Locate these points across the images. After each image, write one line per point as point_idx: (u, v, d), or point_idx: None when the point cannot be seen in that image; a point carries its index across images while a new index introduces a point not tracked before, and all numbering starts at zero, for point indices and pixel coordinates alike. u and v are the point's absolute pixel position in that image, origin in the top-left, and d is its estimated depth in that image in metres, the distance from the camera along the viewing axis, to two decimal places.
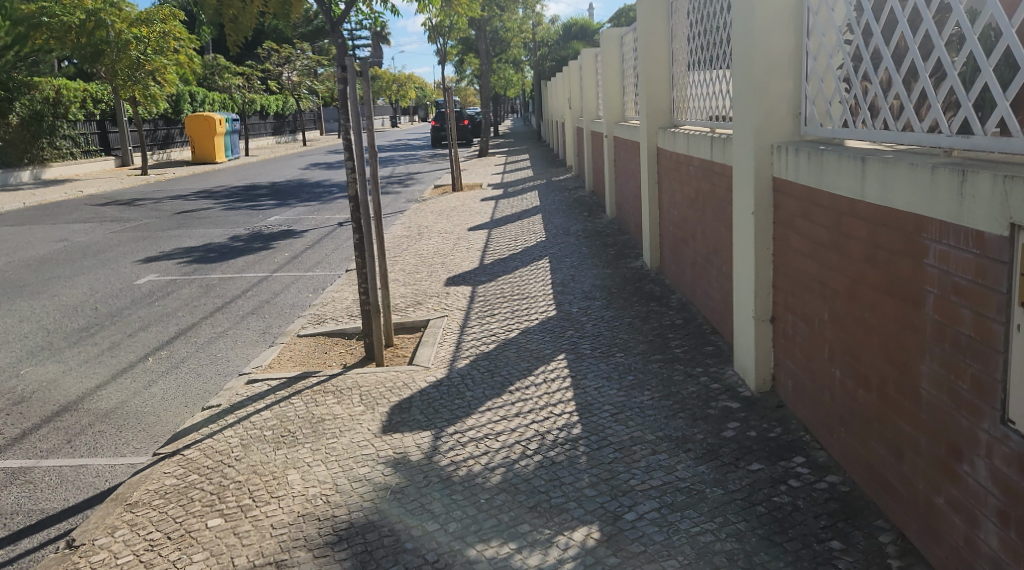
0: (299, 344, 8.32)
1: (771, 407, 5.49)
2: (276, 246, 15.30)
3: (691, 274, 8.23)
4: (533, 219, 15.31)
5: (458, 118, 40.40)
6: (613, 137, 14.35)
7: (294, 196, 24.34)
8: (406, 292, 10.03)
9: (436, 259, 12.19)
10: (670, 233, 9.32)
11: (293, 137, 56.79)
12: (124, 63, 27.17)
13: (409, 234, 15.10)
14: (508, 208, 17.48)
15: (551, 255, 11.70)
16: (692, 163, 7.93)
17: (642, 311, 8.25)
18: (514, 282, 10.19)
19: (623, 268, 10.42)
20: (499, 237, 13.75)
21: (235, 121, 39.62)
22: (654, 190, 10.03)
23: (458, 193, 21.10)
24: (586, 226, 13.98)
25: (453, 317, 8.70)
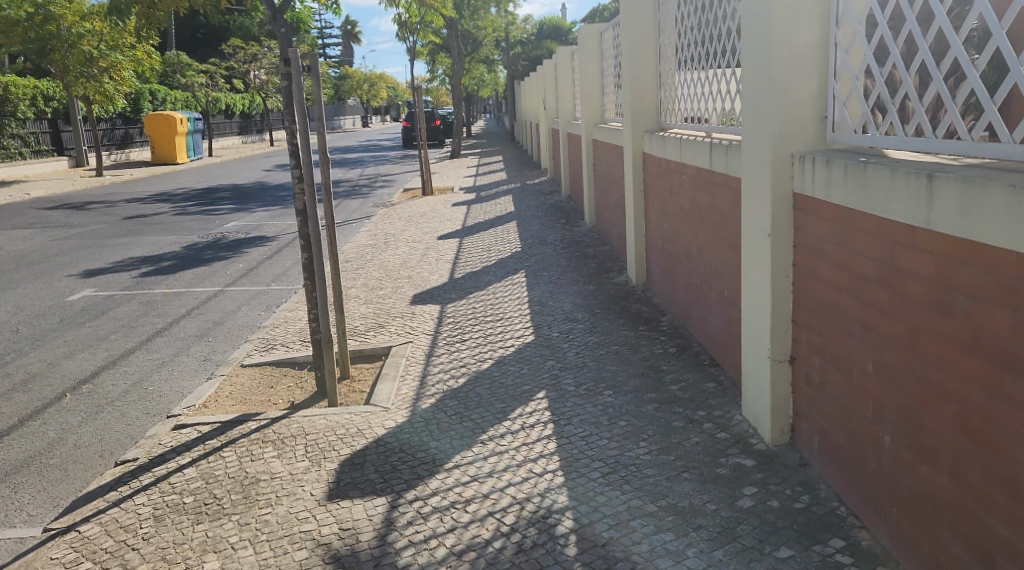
0: (241, 379, 7.39)
1: (794, 466, 4.61)
2: (232, 256, 14.31)
3: (685, 295, 7.33)
4: (508, 226, 14.41)
5: (430, 118, 39.41)
6: (592, 139, 13.46)
7: (256, 200, 23.31)
8: (367, 312, 9.10)
9: (402, 272, 11.27)
10: (659, 247, 8.43)
11: (260, 136, 55.52)
12: (75, 59, 25.95)
13: (375, 244, 14.15)
14: (481, 214, 16.56)
15: (527, 268, 10.80)
16: (686, 171, 7.04)
17: (631, 337, 7.36)
18: (486, 300, 9.28)
19: (607, 283, 9.54)
20: (472, 247, 12.83)
21: (198, 120, 38.41)
22: (640, 199, 9.13)
23: (429, 197, 20.13)
24: (564, 234, 13.08)
25: (418, 343, 7.77)
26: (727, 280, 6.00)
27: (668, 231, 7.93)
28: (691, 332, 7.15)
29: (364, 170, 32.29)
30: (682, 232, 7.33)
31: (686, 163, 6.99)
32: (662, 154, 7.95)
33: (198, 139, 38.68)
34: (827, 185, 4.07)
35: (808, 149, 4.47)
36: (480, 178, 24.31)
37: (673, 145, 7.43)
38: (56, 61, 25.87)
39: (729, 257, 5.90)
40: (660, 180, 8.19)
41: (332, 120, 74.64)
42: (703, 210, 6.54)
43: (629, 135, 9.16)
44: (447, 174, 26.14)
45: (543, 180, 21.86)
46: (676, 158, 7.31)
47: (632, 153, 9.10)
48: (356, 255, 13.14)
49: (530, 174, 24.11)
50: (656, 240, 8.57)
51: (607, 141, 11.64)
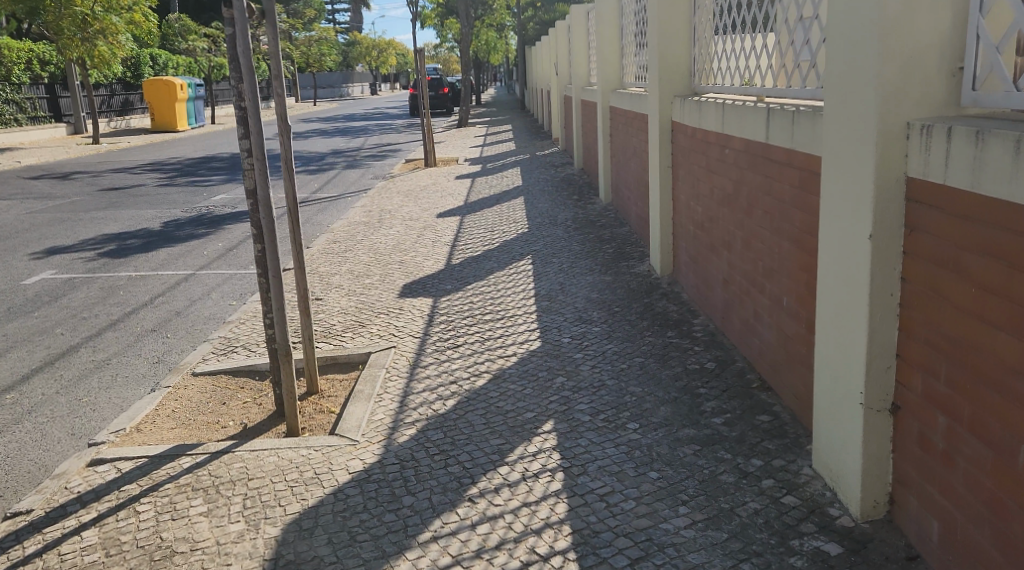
0: (189, 394, 6.05)
1: (896, 555, 3.36)
2: (213, 233, 13.03)
3: (723, 297, 6.05)
4: (515, 203, 13.07)
5: (438, 86, 37.98)
6: (609, 107, 12.10)
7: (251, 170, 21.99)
8: (347, 307, 7.81)
9: (394, 256, 9.97)
10: (688, 233, 7.15)
11: (266, 102, 53.99)
12: (71, 20, 24.57)
13: (369, 221, 12.84)
14: (487, 189, 15.22)
15: (534, 253, 9.48)
16: (730, 145, 5.73)
17: (658, 347, 6.06)
18: (487, 293, 7.97)
19: (625, 274, 8.25)
20: (474, 227, 11.52)
21: (200, 85, 36.99)
22: (667, 177, 7.80)
23: (431, 169, 18.83)
24: (576, 213, 11.77)
25: (401, 350, 6.47)
26: (783, 283, 4.72)
27: (702, 214, 6.64)
28: (732, 343, 5.86)
29: (368, 139, 30.95)
30: (721, 218, 6.04)
31: (731, 134, 5.67)
32: (696, 124, 6.64)
33: (199, 105, 37.27)
34: (974, 169, 2.83)
35: (931, 119, 3.19)
36: (487, 149, 22.92)
37: (713, 113, 6.11)
38: (49, 22, 24.54)
39: (788, 255, 4.61)
40: (692, 154, 6.89)
41: (340, 87, 73.04)
42: (752, 192, 5.26)
43: (654, 100, 7.82)
44: (453, 144, 24.75)
45: (554, 152, 20.46)
46: (716, 128, 6.00)
47: (657, 121, 7.77)
48: (346, 235, 11.84)
49: (541, 145, 22.72)
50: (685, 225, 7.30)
51: (626, 109, 10.32)
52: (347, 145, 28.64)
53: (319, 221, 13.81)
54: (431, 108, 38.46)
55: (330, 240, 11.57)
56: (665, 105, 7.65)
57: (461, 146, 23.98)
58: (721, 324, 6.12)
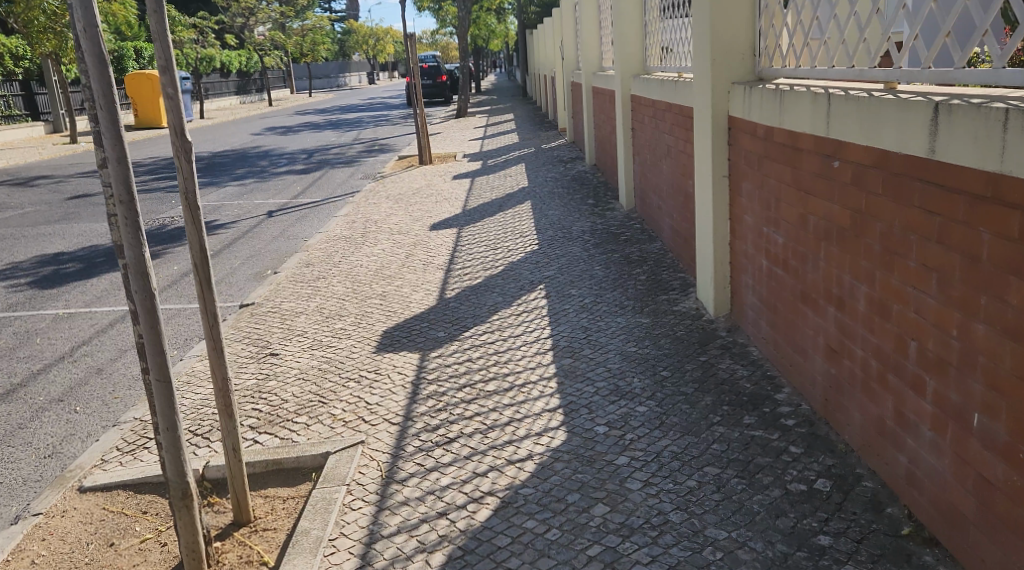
0: (67, 521, 4.26)
1: None
2: (171, 253, 11.17)
3: (825, 372, 4.32)
4: (521, 211, 11.24)
5: (436, 73, 36.05)
6: (630, 96, 10.24)
7: (231, 171, 20.11)
8: (307, 370, 5.94)
9: (374, 287, 8.12)
10: (755, 266, 5.44)
11: (261, 94, 52.00)
12: (44, 13, 22.48)
13: (352, 235, 10.98)
14: (489, 191, 13.34)
15: (547, 282, 7.63)
16: (837, 157, 3.95)
17: (738, 451, 4.21)
18: (489, 347, 6.10)
19: (667, 314, 6.41)
20: (473, 243, 9.70)
21: (186, 78, 34.95)
22: (724, 189, 5.95)
23: (426, 168, 16.99)
24: (594, 224, 9.94)
25: (372, 449, 4.62)
26: (970, 386, 3.03)
27: (778, 245, 4.92)
28: (847, 436, 4.12)
29: (361, 132, 29.02)
30: (818, 258, 4.29)
31: (841, 140, 3.88)
32: (769, 124, 4.87)
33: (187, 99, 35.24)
34: None
35: None
36: (488, 141, 21.05)
37: (804, 109, 4.29)
38: (21, 15, 22.55)
39: (987, 345, 2.91)
40: (761, 163, 5.14)
41: (337, 77, 70.99)
42: (885, 230, 3.52)
43: (703, 89, 5.95)
44: (451, 136, 22.83)
45: (562, 144, 18.56)
46: (811, 130, 4.20)
47: (708, 115, 5.90)
48: (323, 255, 9.99)
49: (546, 136, 20.82)
50: (748, 254, 5.57)
51: (657, 98, 8.42)
52: (339, 140, 26.73)
53: (296, 234, 11.96)
54: (428, 97, 36.54)
55: (303, 262, 9.72)
56: (719, 95, 5.77)
57: (460, 139, 22.07)
58: (823, 403, 4.38)
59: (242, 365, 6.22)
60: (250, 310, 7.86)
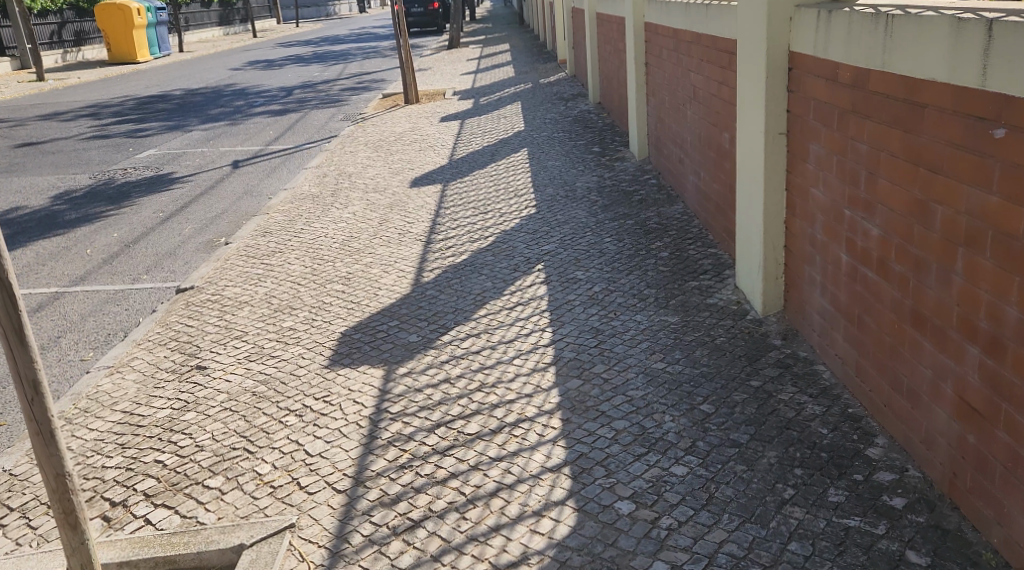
0: None
1: None
2: (114, 213, 9.74)
3: (951, 435, 3.01)
4: (516, 163, 9.83)
5: (427, 1, 34.03)
6: (643, 26, 8.73)
7: (202, 112, 18.50)
8: (236, 395, 4.56)
9: (337, 267, 6.73)
10: (824, 258, 4.08)
11: (245, 25, 49.73)
12: None
13: (321, 194, 9.54)
14: (480, 137, 11.86)
15: (547, 262, 6.26)
16: (1000, 122, 2.62)
17: (829, 561, 2.86)
18: (471, 360, 4.75)
19: (699, 312, 5.04)
20: (459, 203, 8.30)
21: (162, 9, 32.89)
22: (781, 149, 4.58)
23: (412, 108, 15.47)
24: (600, 181, 8.53)
25: (305, 542, 3.30)
26: None
27: (866, 238, 3.57)
28: (989, 536, 2.82)
29: (347, 66, 27.27)
30: (947, 269, 2.95)
31: (1012, 95, 2.54)
32: (863, 65, 3.50)
33: (164, 31, 33.20)
34: None
35: None
36: (482, 76, 19.39)
37: (934, 46, 2.93)
38: None
39: None
40: (840, 119, 3.77)
41: (326, 5, 68.25)
42: None
43: (755, 17, 4.56)
44: (442, 71, 21.14)
45: (563, 79, 16.94)
46: (947, 78, 2.86)
47: (761, 50, 4.51)
48: (285, 220, 8.58)
49: (545, 69, 19.17)
50: (814, 240, 4.21)
51: (681, 28, 6.95)
52: (322, 75, 25.02)
53: (260, 192, 10.51)
54: (419, 27, 34.61)
55: (261, 229, 8.31)
56: (778, 25, 4.40)
57: (452, 73, 20.41)
58: (942, 476, 3.07)
59: (158, 386, 4.81)
60: (185, 299, 6.46)
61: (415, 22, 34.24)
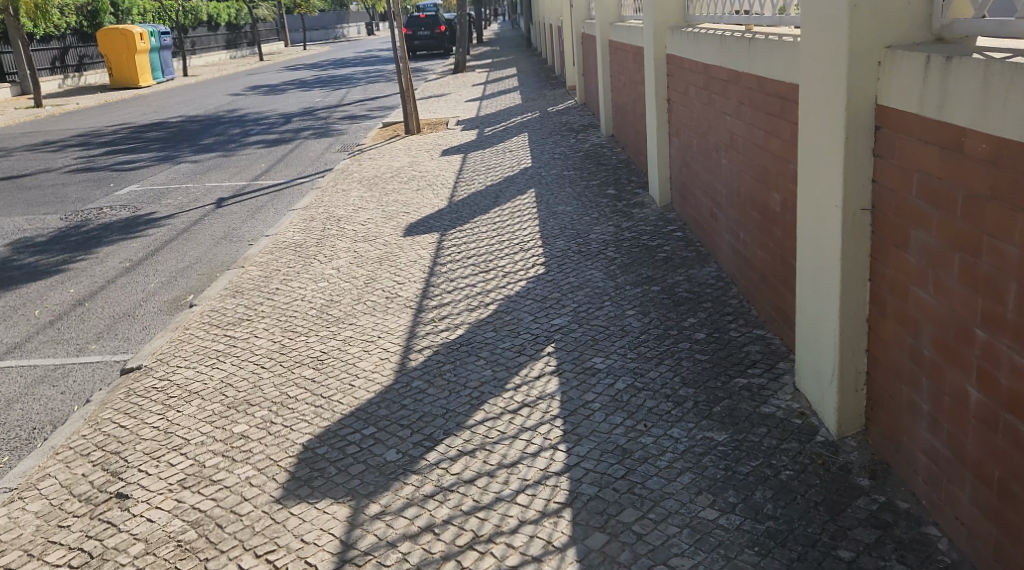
0: None
1: None
2: (76, 263, 8.73)
3: None
4: (524, 208, 8.82)
5: (434, 23, 33.19)
6: (666, 55, 7.74)
7: (192, 141, 17.52)
8: (156, 546, 3.53)
9: (308, 344, 5.57)
10: (934, 380, 3.11)
11: (251, 47, 48.97)
12: None
13: (306, 243, 8.51)
14: (485, 174, 10.83)
15: (558, 343, 5.21)
16: None
17: None
18: (463, 494, 3.70)
19: (752, 428, 3.99)
20: (457, 258, 7.28)
21: (166, 33, 32.07)
22: (864, 231, 3.54)
23: (413, 139, 14.48)
24: (618, 232, 7.51)
25: None
26: None
27: (1014, 373, 2.62)
28: None
29: (349, 91, 26.35)
30: None
31: None
32: (1008, 140, 2.53)
33: (167, 55, 32.34)
34: None
35: None
36: (488, 103, 18.41)
37: None
38: None
39: None
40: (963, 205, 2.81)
41: (333, 26, 67.66)
42: None
43: (828, 60, 3.53)
44: (446, 97, 20.17)
45: (572, 107, 15.94)
46: None
47: (837, 103, 3.47)
48: (260, 275, 7.53)
49: (553, 96, 18.17)
50: (916, 355, 3.25)
51: (715, 63, 5.94)
52: (323, 101, 24.10)
53: (240, 237, 9.46)
54: (426, 49, 33.75)
55: (231, 285, 7.25)
56: (861, 71, 3.36)
57: (456, 100, 19.45)
58: None
59: (63, 524, 3.77)
60: (127, 384, 5.22)
61: (421, 45, 33.36)
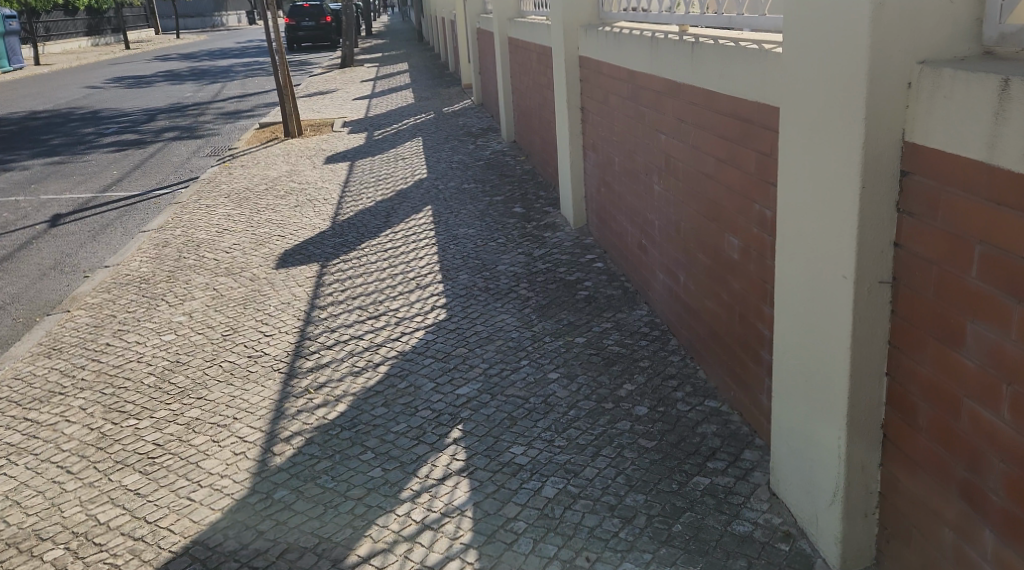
0: None
1: None
2: None
3: None
4: (416, 231, 7.76)
5: (320, 13, 31.64)
6: (579, 57, 6.79)
7: (42, 142, 15.71)
8: None
9: (137, 435, 4.52)
10: (1010, 540, 2.20)
11: (120, 36, 46.04)
12: None
13: (158, 278, 7.22)
14: (372, 186, 9.71)
15: (466, 425, 4.20)
16: None
17: None
18: None
19: (726, 560, 3.02)
20: (339, 299, 6.17)
21: (11, 17, 29.41)
22: (882, 310, 2.58)
23: (293, 143, 13.18)
24: (528, 263, 6.53)
25: None
26: None
27: None
28: None
29: (225, 85, 24.63)
30: None
31: None
32: None
33: (14, 43, 29.66)
34: None
35: None
36: (377, 101, 17.18)
37: None
38: None
39: None
40: None
41: (212, 15, 64.68)
42: None
43: (831, 80, 2.57)
44: (333, 94, 18.82)
45: (468, 107, 14.93)
46: None
47: (850, 137, 2.50)
48: (95, 325, 6.24)
49: (447, 94, 17.11)
50: (971, 495, 2.33)
51: (646, 71, 5.00)
52: (195, 96, 22.37)
53: (77, 268, 8.09)
54: (312, 41, 32.12)
55: (47, 340, 6.09)
56: (886, 93, 2.40)
57: (343, 97, 18.14)
58: None
59: None
60: None
61: (305, 36, 31.70)
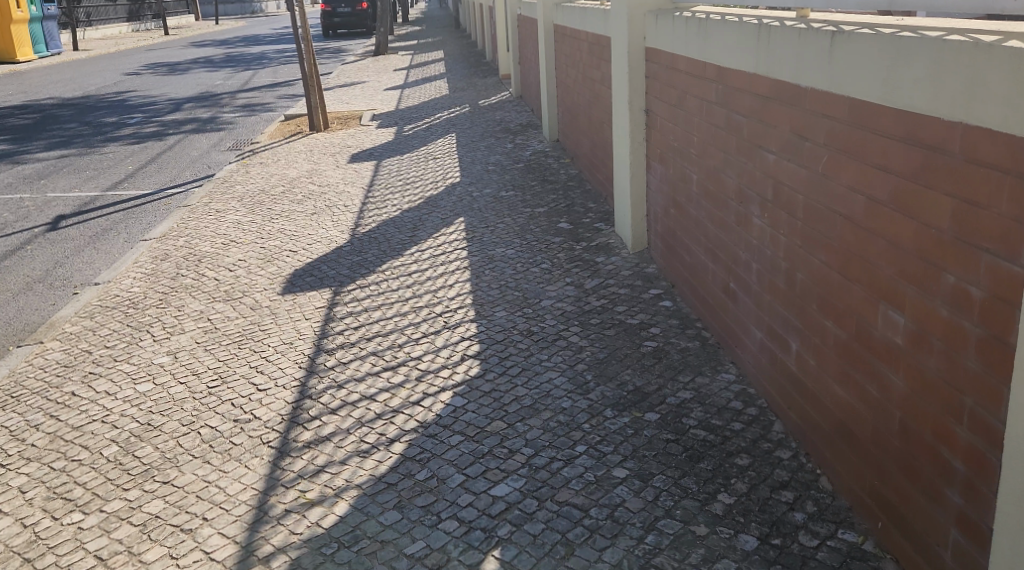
0: None
1: None
2: None
3: None
4: (448, 249, 6.63)
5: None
6: (644, 48, 5.64)
7: (58, 131, 14.76)
8: None
9: (78, 541, 3.40)
10: None
11: (155, 20, 45.32)
12: None
13: (144, 302, 6.15)
14: (400, 192, 8.60)
15: (507, 550, 3.09)
16: None
17: None
18: None
19: None
20: (350, 340, 5.07)
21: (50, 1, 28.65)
22: None
23: (318, 139, 12.11)
24: (579, 298, 5.40)
25: None
26: None
27: None
28: None
29: (256, 72, 23.61)
30: None
31: None
32: None
33: (52, 26, 28.94)
34: None
35: None
36: (409, 92, 16.05)
37: None
38: None
39: None
40: None
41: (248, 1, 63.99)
42: None
43: None
44: (364, 85, 17.70)
45: (508, 101, 13.80)
46: None
47: None
48: (59, 362, 5.13)
49: (485, 86, 15.97)
50: None
51: (742, 66, 3.87)
52: (225, 84, 21.39)
53: (63, 282, 7.03)
54: (347, 28, 31.09)
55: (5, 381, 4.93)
56: None
57: (374, 88, 17.02)
58: None
59: None
60: None
61: (341, 23, 30.64)
